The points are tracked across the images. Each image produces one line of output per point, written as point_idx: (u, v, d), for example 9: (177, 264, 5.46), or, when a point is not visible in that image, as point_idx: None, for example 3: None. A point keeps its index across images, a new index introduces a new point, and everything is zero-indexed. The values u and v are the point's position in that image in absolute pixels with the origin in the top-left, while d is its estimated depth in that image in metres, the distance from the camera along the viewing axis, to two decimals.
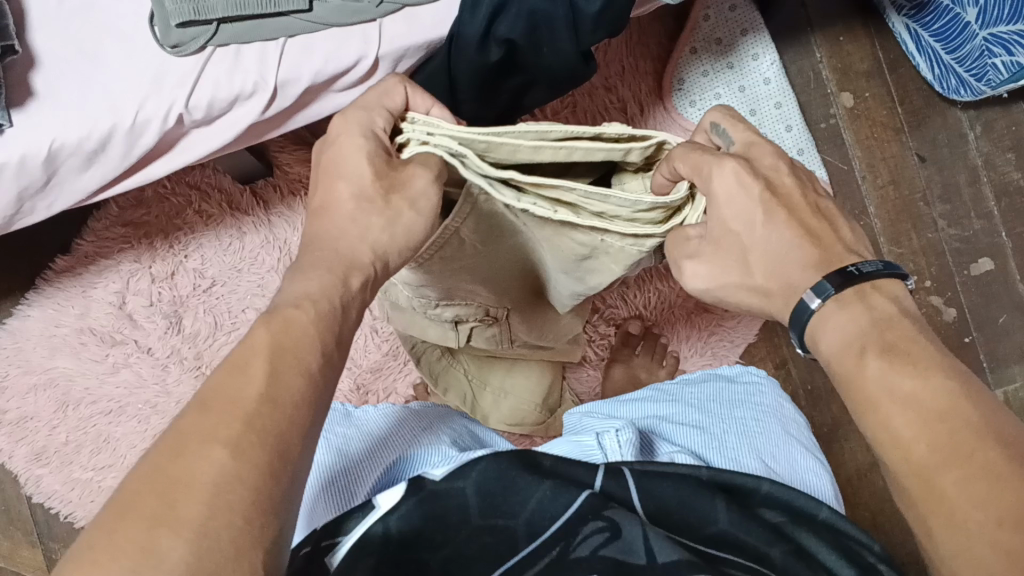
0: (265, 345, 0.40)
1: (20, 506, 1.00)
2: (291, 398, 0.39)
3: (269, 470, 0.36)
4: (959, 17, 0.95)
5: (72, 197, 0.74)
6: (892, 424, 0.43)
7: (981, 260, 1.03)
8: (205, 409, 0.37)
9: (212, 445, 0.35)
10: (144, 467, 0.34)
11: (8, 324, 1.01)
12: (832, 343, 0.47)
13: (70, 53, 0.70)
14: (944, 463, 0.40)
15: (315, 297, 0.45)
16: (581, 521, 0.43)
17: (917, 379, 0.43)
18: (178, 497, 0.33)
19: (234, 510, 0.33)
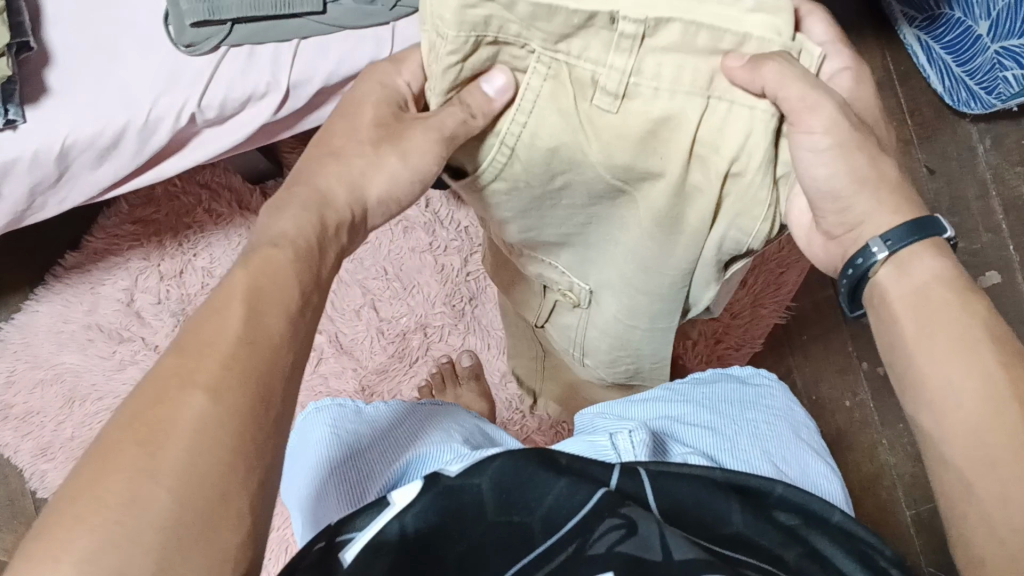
0: (243, 287, 0.37)
1: (23, 501, 1.00)
2: (270, 339, 0.36)
3: (253, 416, 0.33)
4: (971, 30, 0.97)
5: (84, 193, 0.75)
6: (953, 407, 0.42)
7: (988, 274, 1.03)
8: (182, 353, 0.34)
9: (191, 391, 0.32)
10: (123, 413, 0.32)
11: (17, 319, 1.02)
12: (903, 289, 0.46)
13: (84, 49, 0.70)
14: (1022, 437, 0.40)
15: (295, 235, 0.42)
16: (598, 519, 0.43)
17: (980, 350, 0.42)
18: (160, 443, 0.31)
19: (217, 456, 0.31)
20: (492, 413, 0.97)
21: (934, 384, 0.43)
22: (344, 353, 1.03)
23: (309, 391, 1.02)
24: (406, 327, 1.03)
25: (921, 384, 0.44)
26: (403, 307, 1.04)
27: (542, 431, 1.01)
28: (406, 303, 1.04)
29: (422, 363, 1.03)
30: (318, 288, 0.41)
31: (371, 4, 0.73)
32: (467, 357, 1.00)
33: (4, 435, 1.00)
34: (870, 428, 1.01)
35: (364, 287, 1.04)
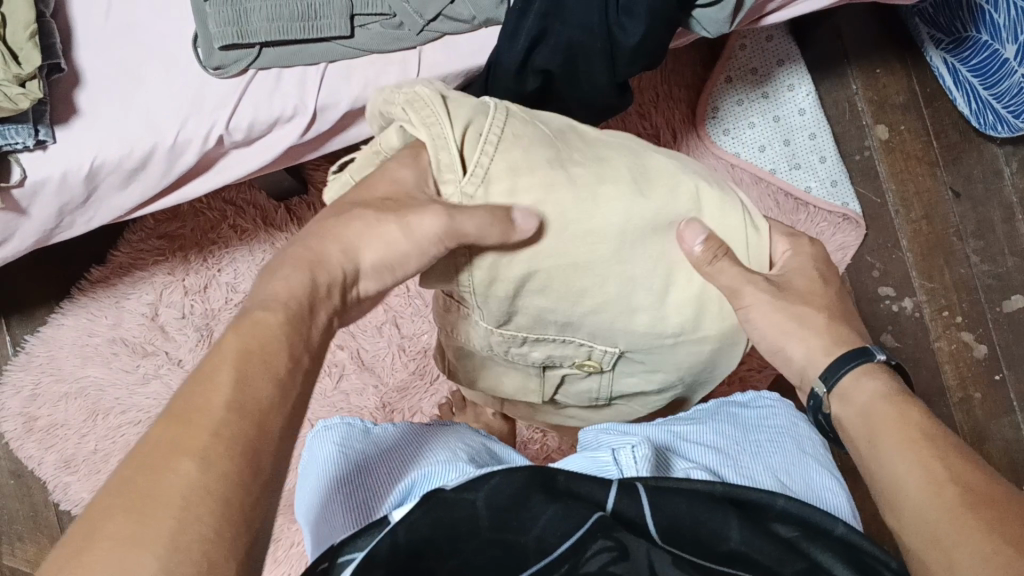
0: (233, 351, 0.40)
1: (47, 511, 1.01)
2: (257, 404, 0.38)
3: (241, 481, 0.35)
4: (998, 53, 0.96)
5: (111, 213, 0.75)
6: (906, 500, 0.44)
7: (1015, 298, 1.02)
8: (176, 420, 0.36)
9: (180, 457, 0.35)
10: (120, 481, 0.34)
11: (42, 332, 1.03)
12: (857, 412, 0.51)
13: (115, 72, 0.71)
14: (958, 510, 0.42)
15: (285, 299, 0.45)
16: (590, 538, 0.44)
17: (922, 448, 0.46)
18: (150, 510, 0.33)
19: (204, 522, 0.33)
20: (513, 431, 0.97)
21: (885, 485, 0.46)
22: (365, 369, 1.03)
23: (330, 408, 1.02)
24: (428, 345, 1.04)
25: (882, 497, 0.46)
26: (425, 324, 1.04)
27: (563, 449, 1.01)
28: (428, 320, 1.04)
29: (443, 382, 1.03)
30: (309, 349, 0.44)
31: (399, 29, 0.73)
32: None
33: (29, 447, 1.01)
34: None
35: (386, 304, 1.04)
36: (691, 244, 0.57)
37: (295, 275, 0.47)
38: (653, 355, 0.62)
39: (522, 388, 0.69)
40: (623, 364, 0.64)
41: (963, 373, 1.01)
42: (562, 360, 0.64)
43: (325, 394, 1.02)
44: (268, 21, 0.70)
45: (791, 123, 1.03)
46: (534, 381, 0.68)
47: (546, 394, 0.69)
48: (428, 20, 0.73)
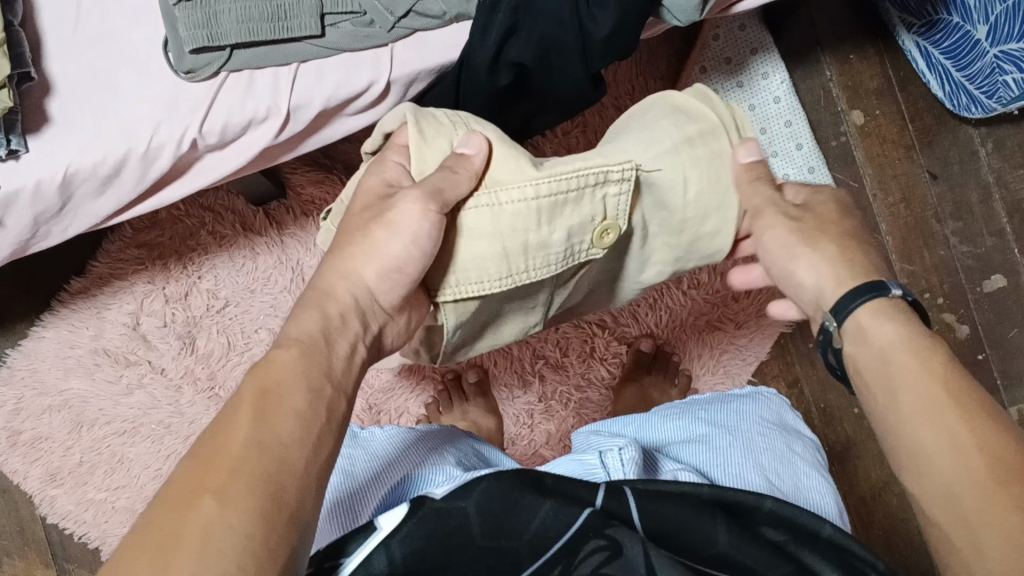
0: (253, 390, 0.40)
1: (34, 526, 1.01)
2: (280, 441, 0.39)
3: (264, 514, 0.36)
4: (970, 34, 0.96)
5: (87, 221, 0.75)
6: (929, 470, 0.44)
7: (994, 277, 1.03)
8: (197, 461, 0.37)
9: (202, 495, 0.35)
10: (144, 524, 0.35)
11: (23, 346, 1.02)
12: (870, 353, 0.49)
13: (86, 79, 0.70)
14: (990, 486, 0.41)
15: (301, 334, 0.45)
16: (583, 540, 0.44)
17: (951, 414, 0.44)
18: (173, 550, 0.33)
19: (229, 559, 0.34)
20: (500, 429, 0.97)
21: (912, 443, 0.45)
22: None
23: None
24: None
25: (902, 456, 0.46)
26: None
27: (550, 445, 1.01)
28: None
29: (429, 380, 1.03)
30: (331, 381, 0.44)
31: (369, 27, 0.73)
32: (473, 372, 1.01)
33: (13, 461, 1.00)
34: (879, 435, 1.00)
35: None
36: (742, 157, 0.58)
37: (306, 316, 0.47)
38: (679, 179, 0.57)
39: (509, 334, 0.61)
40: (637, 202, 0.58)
41: None
42: (576, 241, 0.54)
43: None
44: (237, 22, 0.70)
45: (767, 111, 1.03)
46: (537, 314, 0.60)
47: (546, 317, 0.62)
48: (399, 18, 0.73)
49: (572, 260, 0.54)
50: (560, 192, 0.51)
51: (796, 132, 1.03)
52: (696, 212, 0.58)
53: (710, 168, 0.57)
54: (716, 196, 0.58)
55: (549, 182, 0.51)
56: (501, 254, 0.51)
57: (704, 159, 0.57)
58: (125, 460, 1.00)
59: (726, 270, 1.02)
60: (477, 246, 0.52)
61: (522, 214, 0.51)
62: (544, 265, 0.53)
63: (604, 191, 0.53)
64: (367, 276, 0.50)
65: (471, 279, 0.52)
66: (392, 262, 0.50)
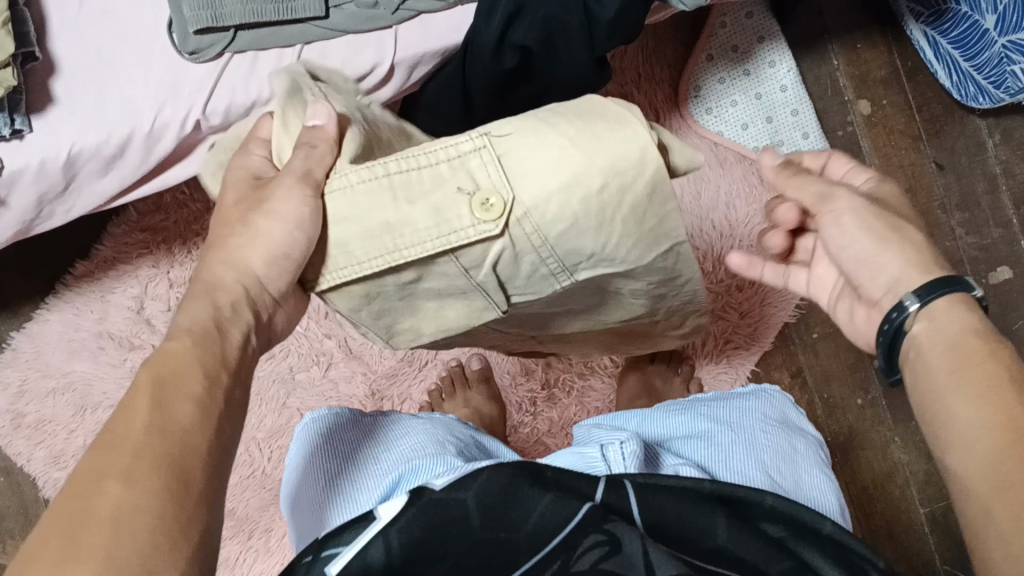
0: (146, 380, 0.38)
1: (36, 508, 1.01)
2: (179, 426, 0.37)
3: (173, 496, 0.34)
4: (978, 24, 0.96)
5: (91, 202, 0.75)
6: (965, 436, 0.44)
7: (999, 269, 1.02)
8: (100, 449, 0.35)
9: (106, 479, 0.34)
10: (45, 516, 0.33)
11: (28, 328, 1.02)
12: (931, 338, 0.49)
13: (91, 60, 0.70)
14: (1022, 457, 0.40)
15: (188, 327, 0.43)
16: (581, 534, 0.45)
17: (1005, 390, 0.44)
18: (83, 534, 0.32)
19: (138, 538, 0.32)
20: (502, 416, 0.97)
21: (952, 412, 0.45)
22: (353, 357, 1.02)
23: (321, 397, 1.02)
24: None
25: (937, 427, 0.46)
26: None
27: (553, 433, 1.00)
28: None
29: (432, 367, 1.03)
30: (224, 369, 0.42)
31: (374, 9, 0.73)
32: (478, 360, 1.01)
33: (17, 443, 1.01)
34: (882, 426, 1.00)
35: None
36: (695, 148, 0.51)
37: (195, 306, 0.44)
38: (547, 142, 0.45)
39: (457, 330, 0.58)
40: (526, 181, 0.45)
41: None
42: (454, 216, 0.45)
43: (313, 384, 1.02)
44: (241, 3, 0.70)
45: (773, 100, 1.03)
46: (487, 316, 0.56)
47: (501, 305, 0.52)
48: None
49: (453, 238, 0.45)
50: (411, 167, 0.45)
51: (802, 121, 1.02)
52: (596, 164, 0.44)
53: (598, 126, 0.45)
54: (606, 157, 0.44)
55: (396, 159, 0.45)
56: (364, 233, 0.45)
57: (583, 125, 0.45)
58: None
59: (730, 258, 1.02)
60: (349, 229, 0.46)
61: (376, 190, 0.44)
62: (416, 243, 0.45)
63: (465, 166, 0.45)
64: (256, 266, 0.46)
65: (342, 262, 0.47)
66: (279, 248, 0.45)
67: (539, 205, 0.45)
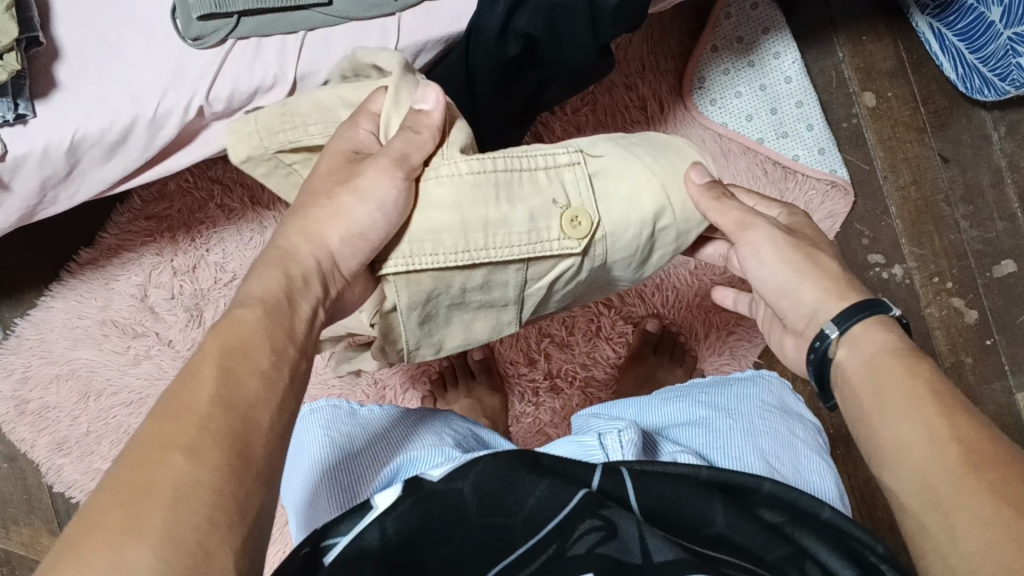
0: (216, 347, 0.40)
1: (41, 494, 1.02)
2: (245, 398, 0.39)
3: (233, 471, 0.36)
4: (984, 17, 0.95)
5: (94, 187, 0.75)
6: (906, 460, 0.44)
7: (1004, 263, 1.02)
8: (162, 417, 0.36)
9: (171, 451, 0.35)
10: (112, 480, 0.34)
11: (32, 315, 1.02)
12: (855, 360, 0.50)
13: (95, 46, 0.70)
14: (964, 474, 0.41)
15: (260, 295, 0.45)
16: (579, 519, 0.44)
17: (932, 408, 0.45)
18: (145, 504, 0.33)
19: (197, 513, 0.33)
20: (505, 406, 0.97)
21: (890, 438, 0.46)
22: (356, 347, 1.02)
23: (324, 386, 1.02)
24: None
25: (879, 456, 0.46)
26: None
27: (555, 423, 1.00)
28: None
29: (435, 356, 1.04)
30: (292, 340, 0.44)
31: None
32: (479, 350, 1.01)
33: (21, 430, 1.01)
34: None
35: None
36: (696, 179, 0.60)
37: (268, 274, 0.47)
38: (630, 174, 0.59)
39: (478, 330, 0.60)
40: (606, 198, 0.58)
41: (955, 339, 1.02)
42: (542, 224, 0.56)
43: (316, 372, 1.02)
44: None
45: (778, 91, 1.03)
46: (512, 311, 0.59)
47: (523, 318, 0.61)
48: None
49: (541, 244, 0.55)
50: (515, 168, 0.55)
51: (807, 113, 1.03)
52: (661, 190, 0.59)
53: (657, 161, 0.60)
54: (675, 196, 0.60)
55: (502, 158, 0.55)
56: (461, 226, 0.53)
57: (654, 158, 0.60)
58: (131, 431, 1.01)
59: None
60: (434, 216, 0.53)
61: (481, 184, 0.54)
62: (506, 242, 0.54)
63: (559, 177, 0.57)
64: (330, 240, 0.50)
65: (426, 248, 0.53)
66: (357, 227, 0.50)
67: (616, 225, 0.58)
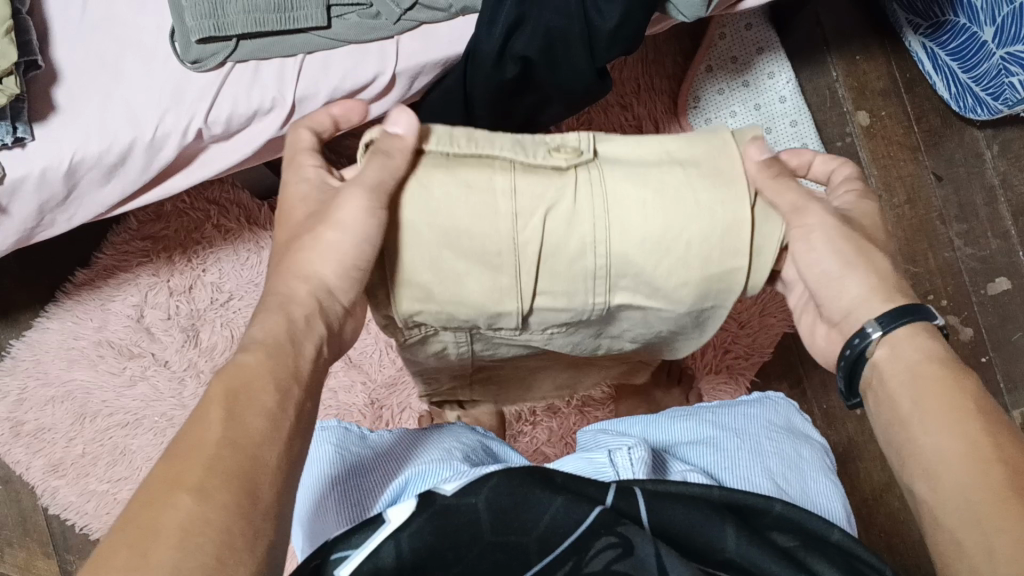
0: (220, 392, 0.40)
1: (35, 517, 1.00)
2: (251, 438, 0.39)
3: (236, 509, 0.36)
4: (976, 36, 0.95)
5: (92, 211, 0.75)
6: (941, 475, 0.43)
7: (998, 280, 1.02)
8: (170, 463, 0.37)
9: (179, 492, 0.35)
10: (122, 521, 0.34)
11: (27, 336, 1.02)
12: (890, 366, 0.48)
13: (94, 68, 0.71)
14: (1009, 495, 0.40)
15: (266, 337, 0.44)
16: (594, 536, 0.44)
17: (972, 421, 0.44)
18: (151, 545, 0.33)
19: (205, 551, 0.33)
20: (501, 426, 0.97)
21: (927, 450, 0.44)
22: (353, 366, 1.03)
23: (319, 406, 1.02)
24: None
25: (915, 467, 0.45)
26: None
27: (551, 442, 1.00)
28: None
29: None
30: (297, 382, 0.43)
31: (375, 19, 0.74)
32: None
33: (16, 452, 1.00)
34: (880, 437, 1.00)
35: None
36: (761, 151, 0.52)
37: (269, 319, 0.45)
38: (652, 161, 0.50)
39: (485, 316, 0.50)
40: None
41: None
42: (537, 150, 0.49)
43: None
44: (244, 12, 0.71)
45: (772, 111, 1.03)
46: (510, 272, 0.48)
47: (524, 296, 0.49)
48: (405, 9, 0.74)
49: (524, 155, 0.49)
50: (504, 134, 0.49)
51: (800, 131, 1.02)
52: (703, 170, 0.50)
53: (710, 144, 0.51)
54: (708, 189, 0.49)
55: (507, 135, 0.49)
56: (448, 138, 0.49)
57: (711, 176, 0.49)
58: (126, 452, 1.00)
59: None
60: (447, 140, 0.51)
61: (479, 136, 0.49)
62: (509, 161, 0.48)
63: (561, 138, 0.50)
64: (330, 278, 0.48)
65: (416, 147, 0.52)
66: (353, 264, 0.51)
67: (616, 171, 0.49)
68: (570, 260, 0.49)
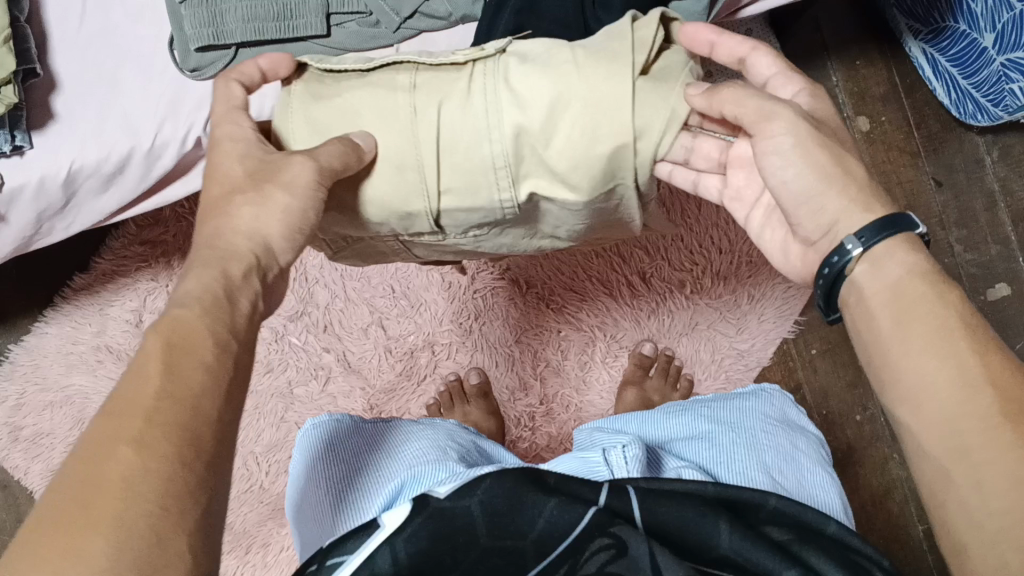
0: (157, 343, 0.39)
1: None
2: (193, 389, 0.38)
3: (179, 459, 0.35)
4: (976, 42, 0.95)
5: (90, 218, 0.75)
6: (927, 403, 0.44)
7: (997, 286, 1.03)
8: (108, 413, 0.36)
9: (120, 445, 0.35)
10: (58, 479, 0.34)
11: (26, 341, 1.02)
12: (875, 285, 0.48)
13: (92, 76, 0.70)
14: (998, 423, 0.41)
15: (197, 292, 0.43)
16: (587, 538, 0.45)
17: (958, 340, 0.44)
18: (95, 500, 0.33)
19: (150, 502, 0.33)
20: (501, 431, 0.97)
21: (910, 373, 0.45)
22: (352, 371, 1.02)
23: (318, 411, 1.02)
24: (415, 344, 1.03)
25: (898, 395, 0.45)
26: (411, 324, 1.03)
27: (551, 448, 1.00)
28: (414, 321, 1.03)
29: (430, 381, 1.02)
30: (236, 334, 0.42)
31: (374, 27, 0.73)
32: (473, 373, 0.98)
33: (15, 457, 1.00)
34: (880, 441, 1.00)
35: (371, 305, 1.03)
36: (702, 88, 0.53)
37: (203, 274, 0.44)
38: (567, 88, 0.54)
39: (398, 215, 0.59)
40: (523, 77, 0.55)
41: None
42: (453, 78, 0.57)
43: (312, 397, 1.02)
44: (243, 21, 0.70)
45: None
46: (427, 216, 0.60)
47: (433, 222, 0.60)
48: (405, 17, 0.73)
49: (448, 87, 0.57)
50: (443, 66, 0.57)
51: None
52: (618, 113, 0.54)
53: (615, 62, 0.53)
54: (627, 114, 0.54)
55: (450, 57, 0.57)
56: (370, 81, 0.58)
57: (602, 65, 0.53)
58: None
59: (727, 273, 1.03)
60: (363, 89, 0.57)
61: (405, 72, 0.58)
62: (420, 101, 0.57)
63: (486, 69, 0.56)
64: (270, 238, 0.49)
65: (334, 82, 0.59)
66: None
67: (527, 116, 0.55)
68: (469, 152, 0.56)
